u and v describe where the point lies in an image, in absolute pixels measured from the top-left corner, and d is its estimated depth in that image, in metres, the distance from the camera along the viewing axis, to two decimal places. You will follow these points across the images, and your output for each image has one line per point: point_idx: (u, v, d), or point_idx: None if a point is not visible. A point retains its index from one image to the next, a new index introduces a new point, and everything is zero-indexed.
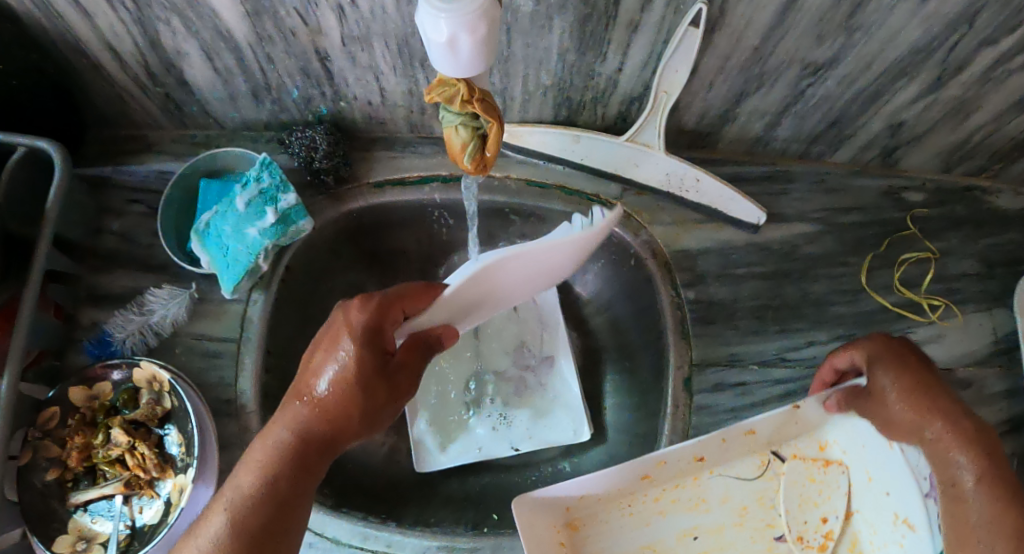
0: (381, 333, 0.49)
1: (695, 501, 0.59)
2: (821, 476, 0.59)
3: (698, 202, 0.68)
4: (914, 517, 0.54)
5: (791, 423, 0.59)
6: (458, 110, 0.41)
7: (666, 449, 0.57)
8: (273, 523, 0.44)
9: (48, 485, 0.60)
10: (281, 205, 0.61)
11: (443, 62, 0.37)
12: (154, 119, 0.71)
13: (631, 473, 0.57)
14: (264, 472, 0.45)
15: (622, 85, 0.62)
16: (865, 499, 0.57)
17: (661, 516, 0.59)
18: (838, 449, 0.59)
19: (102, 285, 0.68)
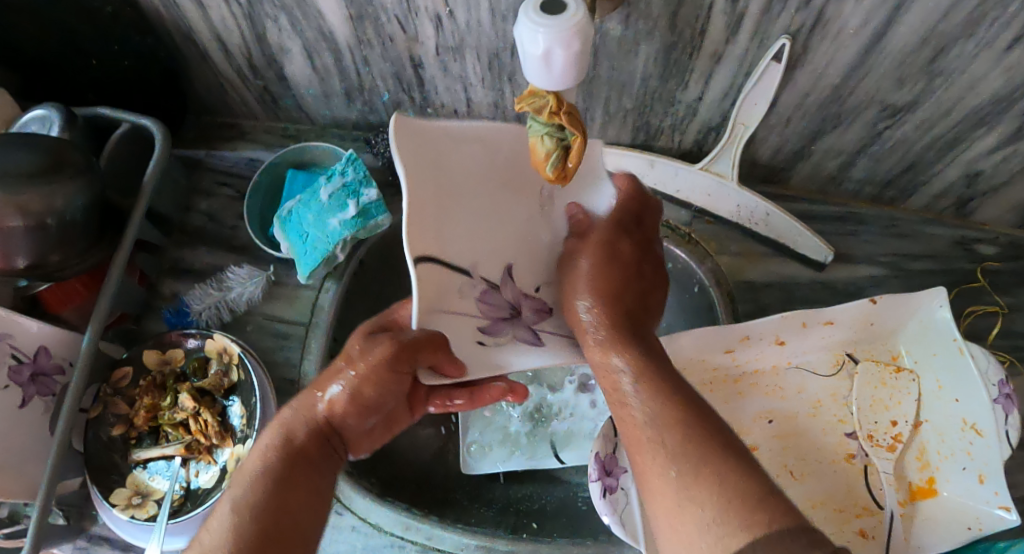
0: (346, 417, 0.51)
1: (772, 389, 0.65)
2: (892, 381, 0.63)
3: (768, 236, 0.68)
4: (983, 422, 0.58)
5: (863, 331, 0.64)
6: (543, 118, 0.41)
7: (752, 325, 0.62)
8: (275, 535, 0.42)
9: (114, 439, 0.63)
10: (363, 199, 0.64)
11: (535, 74, 0.38)
12: (250, 110, 0.76)
13: (718, 345, 0.63)
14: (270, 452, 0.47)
15: (700, 114, 0.64)
16: (934, 409, 0.61)
17: (740, 395, 0.64)
18: (910, 359, 0.64)
19: (185, 260, 0.72)
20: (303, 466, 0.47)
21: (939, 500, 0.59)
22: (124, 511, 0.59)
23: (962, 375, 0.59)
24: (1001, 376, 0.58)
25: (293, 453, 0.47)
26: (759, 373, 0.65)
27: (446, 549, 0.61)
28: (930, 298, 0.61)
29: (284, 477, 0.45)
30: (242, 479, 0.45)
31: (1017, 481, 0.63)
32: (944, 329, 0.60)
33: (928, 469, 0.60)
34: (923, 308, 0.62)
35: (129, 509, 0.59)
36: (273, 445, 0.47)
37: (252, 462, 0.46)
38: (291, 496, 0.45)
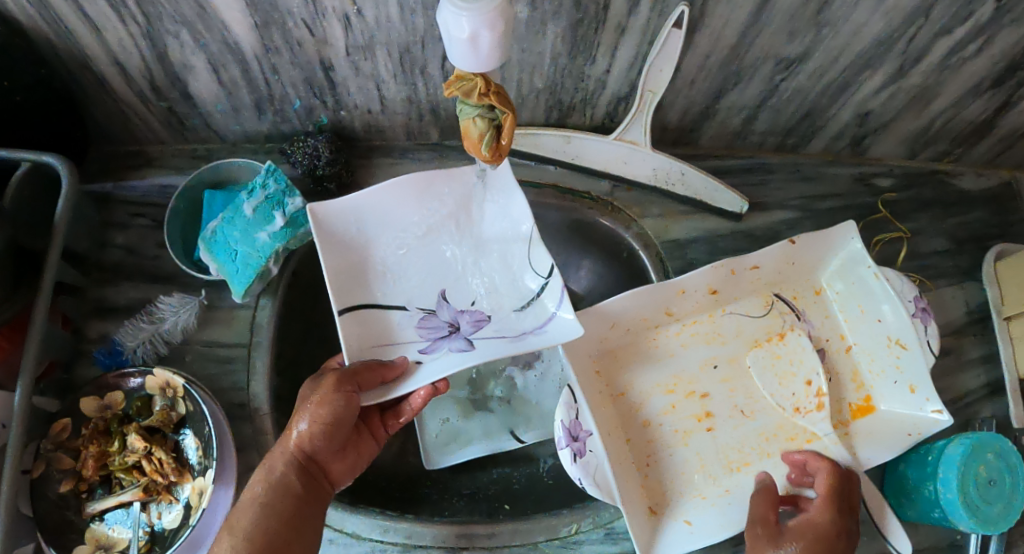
0: (324, 447, 0.53)
1: (713, 335, 0.68)
2: (818, 314, 0.69)
3: (685, 195, 0.71)
4: (905, 338, 0.64)
5: (783, 266, 0.68)
6: (474, 99, 0.44)
7: (684, 279, 0.65)
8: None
9: (64, 496, 0.60)
10: (288, 208, 0.62)
11: (463, 58, 0.40)
12: (155, 134, 0.73)
13: (656, 302, 0.65)
14: (258, 493, 0.50)
15: (610, 86, 0.66)
16: (859, 333, 0.68)
17: (683, 346, 0.68)
18: (832, 292, 0.69)
19: (109, 298, 0.69)
20: (297, 501, 0.50)
21: (878, 414, 0.65)
22: None
23: (876, 294, 0.66)
24: (914, 292, 0.64)
25: (280, 488, 0.50)
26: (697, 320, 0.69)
27: (429, 544, 0.62)
28: (844, 232, 0.65)
29: (280, 516, 0.49)
30: (242, 518, 0.48)
31: (941, 387, 0.70)
32: (859, 259, 0.66)
33: (864, 388, 0.66)
34: (839, 243, 0.67)
35: None
36: (263, 481, 0.50)
37: (250, 499, 0.50)
38: (283, 533, 0.48)
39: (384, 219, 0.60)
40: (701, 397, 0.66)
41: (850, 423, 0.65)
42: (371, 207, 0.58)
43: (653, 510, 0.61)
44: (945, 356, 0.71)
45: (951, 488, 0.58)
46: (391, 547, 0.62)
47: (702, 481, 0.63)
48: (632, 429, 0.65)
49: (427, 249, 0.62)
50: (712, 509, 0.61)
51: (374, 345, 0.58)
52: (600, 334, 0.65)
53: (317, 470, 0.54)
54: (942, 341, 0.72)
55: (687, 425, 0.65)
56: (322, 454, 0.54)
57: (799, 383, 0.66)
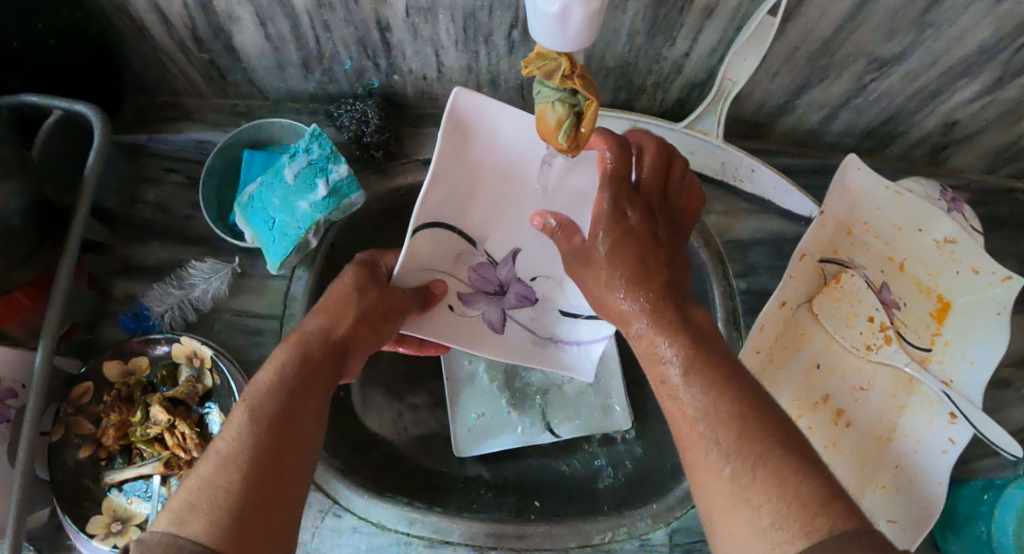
0: (354, 344, 0.49)
1: (799, 342, 0.64)
2: (870, 246, 0.67)
3: (752, 193, 0.66)
4: (950, 234, 0.65)
5: (827, 231, 0.64)
6: (557, 84, 0.39)
7: (763, 315, 0.59)
8: (278, 453, 0.39)
9: (82, 463, 0.58)
10: (332, 176, 0.58)
11: (547, 34, 0.36)
12: (194, 86, 0.68)
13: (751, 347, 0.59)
14: (286, 364, 0.44)
15: (685, 71, 0.61)
16: (906, 248, 0.67)
17: (783, 369, 0.63)
18: (871, 232, 0.67)
19: (137, 258, 0.65)
20: (295, 400, 0.42)
21: (957, 307, 0.67)
22: (105, 541, 0.54)
23: (910, 209, 0.65)
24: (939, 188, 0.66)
25: (310, 370, 0.44)
26: (787, 338, 0.63)
27: (455, 540, 0.59)
28: (850, 165, 0.62)
29: (277, 411, 0.40)
30: (244, 409, 0.41)
31: (1000, 419, 0.67)
32: (876, 181, 0.64)
33: (934, 292, 0.68)
34: (850, 179, 0.63)
35: (110, 538, 0.54)
36: (274, 374, 0.43)
37: (258, 390, 0.42)
38: (291, 412, 0.41)
39: (501, 133, 0.50)
40: (826, 403, 0.64)
41: (941, 333, 0.67)
42: (490, 115, 0.49)
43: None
44: (1007, 387, 0.68)
45: (1006, 533, 0.55)
46: (417, 540, 0.59)
47: (873, 471, 0.62)
48: None
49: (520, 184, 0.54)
50: (902, 494, 0.60)
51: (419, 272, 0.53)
52: None
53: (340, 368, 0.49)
54: (1005, 371, 0.68)
55: (830, 436, 0.63)
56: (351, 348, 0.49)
57: (880, 338, 0.64)
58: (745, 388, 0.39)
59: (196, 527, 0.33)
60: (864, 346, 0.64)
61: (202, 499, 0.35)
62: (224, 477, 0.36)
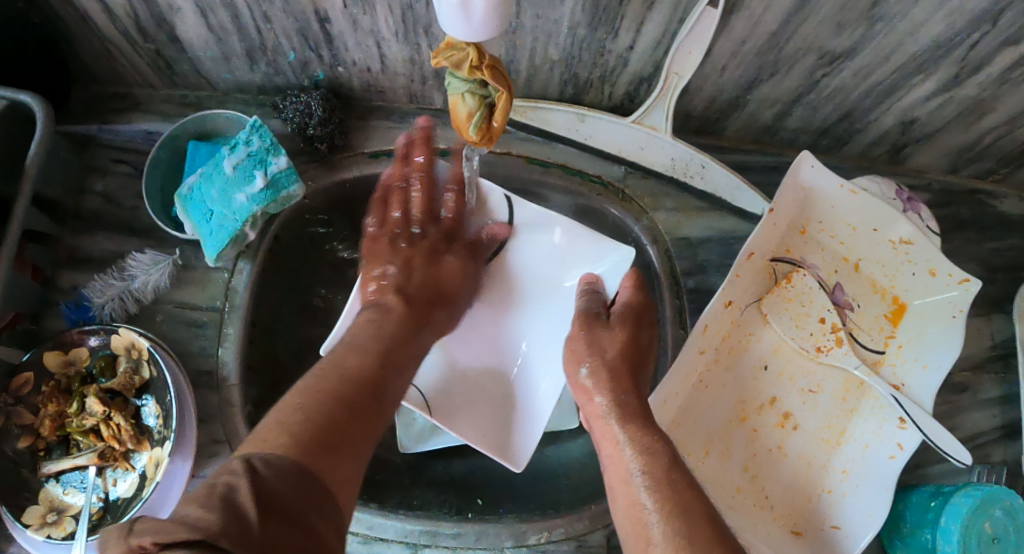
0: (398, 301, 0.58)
1: (745, 342, 0.63)
2: (824, 245, 0.66)
3: (704, 190, 0.64)
4: (906, 234, 0.63)
5: (777, 229, 0.63)
6: (461, 73, 0.40)
7: (706, 315, 0.59)
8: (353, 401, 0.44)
9: (20, 453, 0.58)
10: (270, 168, 0.58)
11: (453, 23, 0.36)
12: (143, 77, 0.67)
13: (693, 349, 0.59)
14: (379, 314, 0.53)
15: (632, 65, 0.60)
16: (860, 248, 0.66)
17: (729, 370, 0.63)
18: (825, 231, 0.66)
19: (83, 248, 0.65)
20: (383, 368, 0.48)
21: (913, 309, 0.66)
22: (39, 531, 0.54)
23: (866, 208, 0.63)
24: (895, 187, 0.65)
25: (391, 328, 0.52)
26: (732, 339, 0.63)
27: (390, 538, 0.58)
28: (804, 162, 0.61)
29: (372, 377, 0.46)
30: (324, 374, 0.45)
31: (954, 424, 0.66)
32: (830, 178, 0.62)
33: (889, 293, 0.66)
34: (803, 178, 0.62)
35: (44, 528, 0.54)
36: (374, 327, 0.51)
37: (348, 361, 0.47)
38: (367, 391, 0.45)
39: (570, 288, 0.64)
40: (773, 405, 0.63)
41: (895, 336, 0.65)
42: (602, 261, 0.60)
43: (798, 531, 0.59)
44: (961, 392, 0.67)
45: (950, 542, 0.55)
46: (350, 536, 0.58)
47: (819, 475, 0.61)
48: (733, 474, 0.60)
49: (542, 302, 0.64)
50: (848, 499, 0.59)
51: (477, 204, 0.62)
52: (668, 397, 0.58)
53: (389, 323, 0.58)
54: (960, 375, 0.67)
55: (775, 439, 0.62)
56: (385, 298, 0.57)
57: (832, 340, 0.63)
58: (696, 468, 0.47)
59: (296, 453, 0.38)
60: (814, 348, 0.62)
61: (306, 432, 0.39)
62: (310, 425, 0.40)
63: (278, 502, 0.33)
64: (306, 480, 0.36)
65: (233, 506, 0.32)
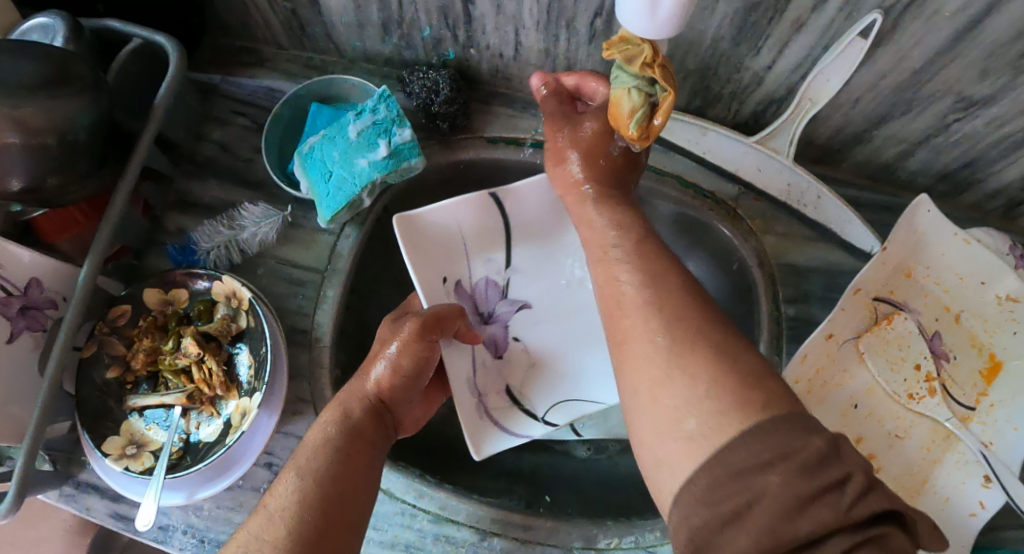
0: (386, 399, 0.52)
1: (839, 378, 0.62)
2: (927, 290, 0.65)
3: (815, 219, 0.64)
4: (1017, 292, 0.61)
5: (885, 269, 0.62)
6: (630, 64, 0.42)
7: (808, 343, 0.58)
8: (323, 522, 0.42)
9: (108, 383, 0.59)
10: (395, 139, 0.58)
11: (635, 17, 0.37)
12: (273, 35, 0.69)
13: (792, 377, 0.58)
14: (330, 428, 0.48)
15: (766, 84, 0.60)
16: (965, 300, 0.64)
17: (822, 403, 0.61)
18: (933, 277, 0.64)
19: (193, 193, 0.66)
20: (347, 455, 0.46)
21: (1010, 370, 0.63)
22: (117, 462, 0.54)
23: (976, 261, 0.62)
24: (1007, 244, 0.63)
25: (357, 431, 0.48)
26: (828, 373, 0.61)
27: (460, 520, 0.58)
28: (921, 208, 0.60)
29: (319, 505, 0.42)
30: (278, 498, 0.43)
31: None
32: (945, 225, 0.61)
33: (987, 349, 0.64)
34: (918, 221, 0.62)
35: (122, 460, 0.55)
36: (322, 436, 0.47)
37: (283, 487, 0.44)
38: (335, 497, 0.43)
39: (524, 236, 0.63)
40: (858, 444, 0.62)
41: (988, 393, 0.63)
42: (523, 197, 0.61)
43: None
44: None
45: None
46: (422, 514, 0.58)
47: None
48: None
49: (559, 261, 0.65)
50: None
51: (443, 263, 0.61)
52: None
53: (389, 412, 0.53)
54: None
55: None
56: (372, 418, 0.51)
57: (924, 388, 0.63)
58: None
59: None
60: (906, 394, 0.63)
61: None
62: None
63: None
64: None
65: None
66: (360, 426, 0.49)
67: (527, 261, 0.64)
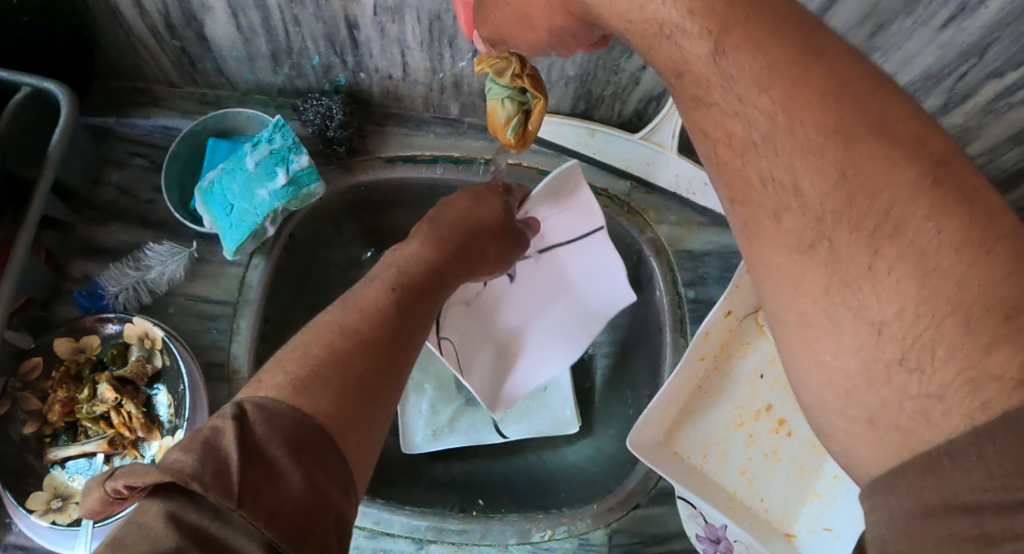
0: (475, 259, 0.58)
1: (742, 350, 0.65)
2: None
3: (705, 206, 0.67)
4: None
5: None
6: (505, 78, 0.44)
7: (706, 323, 0.61)
8: (376, 366, 0.41)
9: (26, 438, 0.58)
10: (293, 166, 0.60)
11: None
12: (165, 74, 0.69)
13: (692, 359, 0.62)
14: (431, 263, 0.53)
15: (642, 84, 0.62)
16: None
17: (729, 378, 0.64)
18: None
19: (96, 239, 0.65)
20: (409, 307, 0.48)
21: None
22: (43, 517, 0.54)
23: None
24: None
25: (450, 268, 0.54)
26: (730, 347, 0.64)
27: (396, 532, 0.59)
28: None
29: (388, 335, 0.44)
30: (311, 342, 0.41)
31: None
32: None
33: None
34: None
35: (49, 514, 0.54)
36: (420, 267, 0.52)
37: (369, 308, 0.45)
38: (401, 339, 0.45)
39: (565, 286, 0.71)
40: (768, 412, 0.64)
41: None
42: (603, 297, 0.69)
43: (791, 533, 0.60)
44: None
45: None
46: (357, 531, 0.59)
47: (813, 479, 0.62)
48: (731, 478, 0.61)
49: (558, 294, 0.71)
50: (841, 501, 0.60)
51: (546, 197, 0.63)
52: (663, 408, 0.61)
53: (466, 272, 0.58)
54: None
55: (771, 445, 0.63)
56: (459, 266, 0.55)
57: None
58: (863, 136, 0.25)
59: (296, 404, 0.34)
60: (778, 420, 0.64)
61: (307, 387, 0.36)
62: (320, 381, 0.36)
63: (267, 450, 0.31)
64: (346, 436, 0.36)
65: (215, 452, 0.30)
66: (451, 269, 0.54)
67: (538, 269, 0.70)
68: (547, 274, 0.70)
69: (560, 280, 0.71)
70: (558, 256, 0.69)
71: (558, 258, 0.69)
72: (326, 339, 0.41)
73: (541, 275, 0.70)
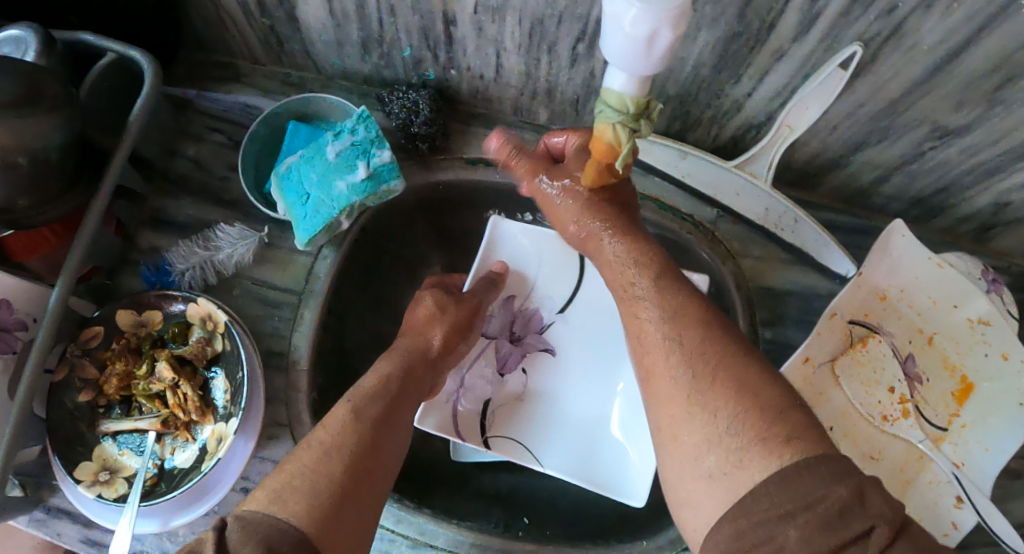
0: (436, 363, 0.59)
1: (816, 401, 0.63)
2: (901, 308, 0.66)
3: (791, 242, 0.65)
4: (986, 315, 0.64)
5: (861, 292, 0.64)
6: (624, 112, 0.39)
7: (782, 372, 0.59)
8: (352, 477, 0.42)
9: (78, 407, 0.57)
10: (374, 161, 0.57)
11: (627, 57, 0.36)
12: (250, 51, 0.68)
13: None
14: (387, 376, 0.53)
15: (745, 111, 0.61)
16: (936, 321, 0.66)
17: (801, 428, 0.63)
18: (908, 305, 0.66)
19: (167, 211, 0.65)
20: (381, 417, 0.49)
21: (979, 391, 0.65)
22: (90, 489, 0.53)
23: (946, 282, 0.64)
24: (981, 267, 0.65)
25: (411, 377, 0.55)
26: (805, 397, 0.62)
27: (440, 545, 0.58)
28: (895, 231, 0.62)
29: (356, 447, 0.44)
30: (295, 459, 0.43)
31: (1008, 510, 0.65)
32: (918, 249, 0.63)
33: (957, 370, 0.66)
34: (893, 247, 0.63)
35: (95, 486, 0.53)
36: (379, 380, 0.52)
37: (334, 420, 0.46)
38: (372, 453, 0.45)
39: (615, 333, 0.68)
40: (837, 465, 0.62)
41: (959, 414, 0.65)
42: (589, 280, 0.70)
43: None
44: (1016, 479, 0.66)
45: None
46: (400, 539, 0.58)
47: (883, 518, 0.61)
48: None
49: (615, 333, 0.68)
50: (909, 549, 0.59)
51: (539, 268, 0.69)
52: None
53: (437, 372, 0.59)
54: (1016, 462, 0.66)
55: None
56: (420, 370, 0.56)
57: (898, 409, 0.64)
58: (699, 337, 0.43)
59: (273, 512, 0.38)
60: (880, 416, 0.63)
61: (282, 496, 0.40)
62: (295, 491, 0.40)
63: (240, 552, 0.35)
64: (332, 532, 0.39)
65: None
66: (417, 372, 0.56)
67: (580, 317, 0.69)
68: (593, 326, 0.68)
69: (609, 329, 0.68)
70: (592, 307, 0.69)
71: (593, 306, 0.69)
72: (297, 458, 0.43)
73: (585, 329, 0.68)
